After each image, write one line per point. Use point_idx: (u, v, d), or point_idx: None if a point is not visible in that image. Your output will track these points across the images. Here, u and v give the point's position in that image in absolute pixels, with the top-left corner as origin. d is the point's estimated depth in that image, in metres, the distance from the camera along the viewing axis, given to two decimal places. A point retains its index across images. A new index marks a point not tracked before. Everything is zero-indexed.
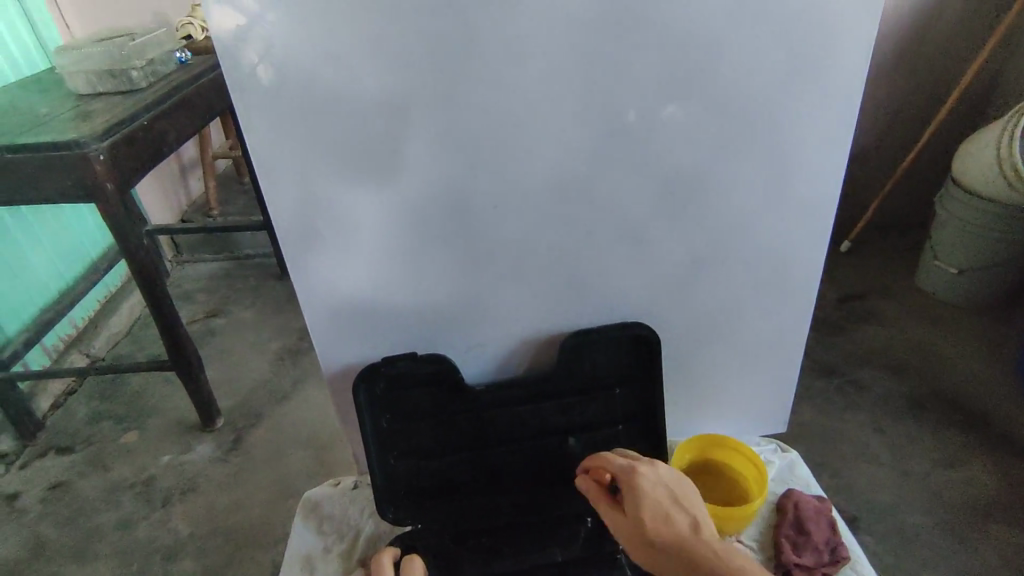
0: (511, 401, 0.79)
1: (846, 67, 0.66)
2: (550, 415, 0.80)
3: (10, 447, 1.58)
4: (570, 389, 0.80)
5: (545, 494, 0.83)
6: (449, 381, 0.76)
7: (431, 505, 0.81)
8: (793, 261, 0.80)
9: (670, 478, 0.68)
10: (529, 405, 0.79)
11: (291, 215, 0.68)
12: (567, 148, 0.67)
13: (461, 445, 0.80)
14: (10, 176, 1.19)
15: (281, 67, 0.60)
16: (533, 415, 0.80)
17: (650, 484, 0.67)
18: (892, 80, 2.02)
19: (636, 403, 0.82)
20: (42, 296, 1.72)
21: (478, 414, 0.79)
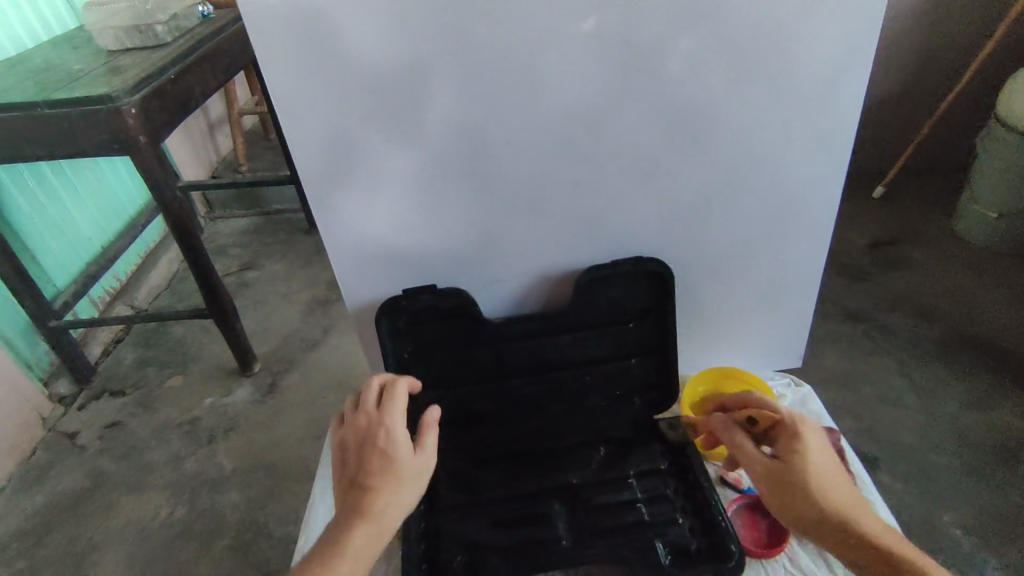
0: (527, 334, 0.82)
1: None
2: (567, 348, 0.83)
3: (70, 389, 1.69)
4: (586, 323, 0.82)
5: (562, 423, 0.87)
6: (466, 314, 0.79)
7: (452, 431, 0.86)
8: (809, 193, 0.79)
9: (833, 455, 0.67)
10: (544, 338, 0.82)
11: (310, 155, 0.70)
12: (579, 81, 0.67)
13: (480, 376, 0.84)
14: (51, 130, 1.24)
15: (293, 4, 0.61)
16: (549, 347, 0.83)
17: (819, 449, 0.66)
18: (934, 14, 1.92)
19: (652, 337, 0.83)
20: (88, 251, 1.81)
21: (496, 346, 0.82)
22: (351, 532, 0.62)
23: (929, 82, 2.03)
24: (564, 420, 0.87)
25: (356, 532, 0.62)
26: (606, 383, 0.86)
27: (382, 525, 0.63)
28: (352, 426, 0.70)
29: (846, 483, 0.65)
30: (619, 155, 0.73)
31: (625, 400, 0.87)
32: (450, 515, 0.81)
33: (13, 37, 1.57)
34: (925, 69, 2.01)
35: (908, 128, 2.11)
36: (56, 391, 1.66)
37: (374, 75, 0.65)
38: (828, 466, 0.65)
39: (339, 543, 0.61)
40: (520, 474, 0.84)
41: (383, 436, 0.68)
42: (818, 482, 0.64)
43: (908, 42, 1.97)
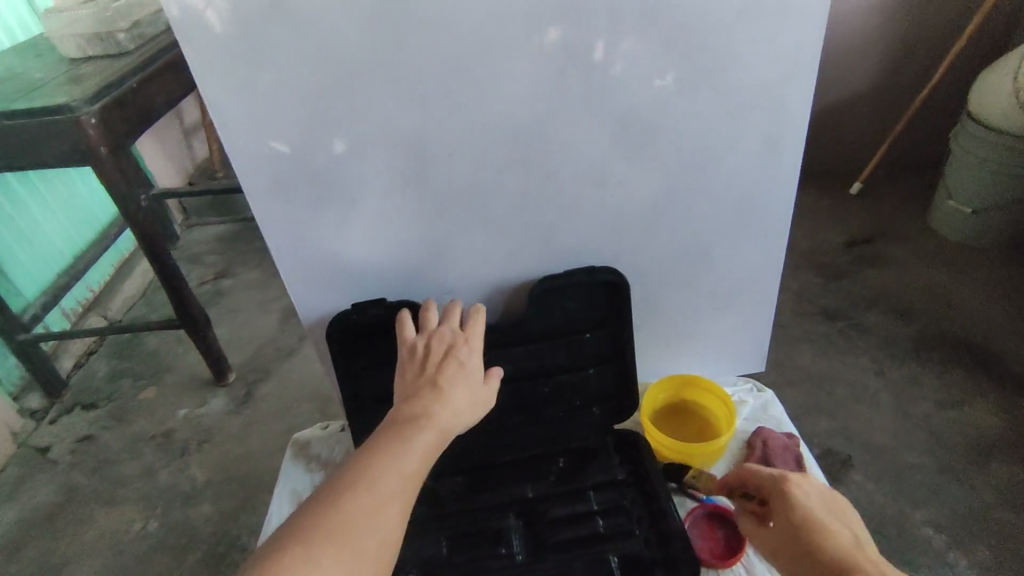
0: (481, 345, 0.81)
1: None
2: (522, 360, 0.82)
3: (42, 403, 1.66)
4: (539, 334, 0.81)
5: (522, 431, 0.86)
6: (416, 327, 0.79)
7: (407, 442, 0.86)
8: (762, 197, 0.79)
9: (821, 496, 0.62)
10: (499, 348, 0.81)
11: (250, 169, 0.69)
12: (521, 88, 0.66)
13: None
14: (9, 142, 1.21)
15: (223, 17, 0.59)
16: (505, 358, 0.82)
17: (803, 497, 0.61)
18: (906, 11, 1.92)
19: (607, 346, 0.83)
20: (57, 262, 1.78)
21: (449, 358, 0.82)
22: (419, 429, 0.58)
23: (903, 79, 2.04)
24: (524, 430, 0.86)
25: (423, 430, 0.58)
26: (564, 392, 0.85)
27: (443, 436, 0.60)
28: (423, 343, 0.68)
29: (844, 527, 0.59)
30: (568, 164, 0.73)
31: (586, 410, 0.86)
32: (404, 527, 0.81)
33: None
34: (899, 66, 2.02)
35: (883, 126, 2.12)
36: (27, 405, 1.64)
37: (314, 87, 0.64)
38: (826, 510, 0.61)
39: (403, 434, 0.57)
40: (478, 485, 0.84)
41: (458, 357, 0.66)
42: (814, 527, 0.59)
43: (882, 39, 1.97)
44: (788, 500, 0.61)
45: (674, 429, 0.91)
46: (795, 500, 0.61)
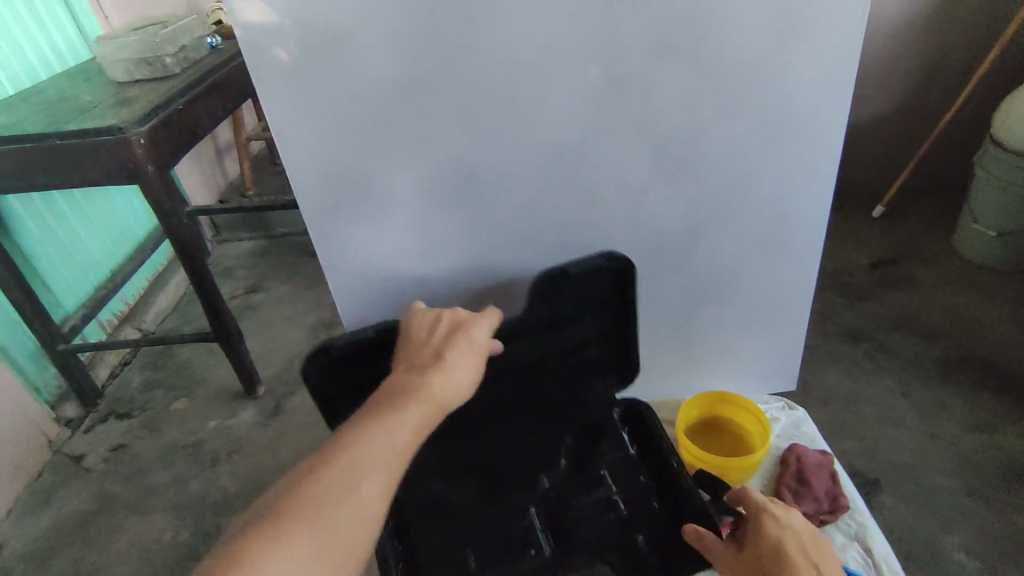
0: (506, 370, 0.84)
1: (852, 21, 0.67)
2: (525, 352, 0.82)
3: (76, 412, 1.70)
4: (542, 323, 0.81)
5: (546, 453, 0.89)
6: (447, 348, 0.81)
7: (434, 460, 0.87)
8: (798, 221, 0.82)
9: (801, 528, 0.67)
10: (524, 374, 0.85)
11: (305, 192, 0.73)
12: (565, 115, 0.70)
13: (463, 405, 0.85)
14: (61, 161, 1.27)
15: (288, 50, 0.64)
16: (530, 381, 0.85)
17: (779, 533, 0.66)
18: (926, 37, 1.95)
19: (607, 326, 0.84)
20: (96, 275, 1.84)
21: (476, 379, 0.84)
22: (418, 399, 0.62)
23: (925, 103, 2.06)
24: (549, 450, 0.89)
25: (420, 401, 0.62)
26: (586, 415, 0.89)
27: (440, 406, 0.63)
28: (432, 317, 0.72)
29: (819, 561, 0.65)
30: (611, 185, 0.76)
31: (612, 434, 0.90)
32: (435, 541, 0.84)
33: (30, 70, 1.63)
34: (921, 89, 2.04)
35: (905, 148, 2.14)
36: (62, 414, 1.67)
37: (371, 114, 0.68)
38: (801, 543, 0.65)
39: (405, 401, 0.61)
40: (502, 503, 0.87)
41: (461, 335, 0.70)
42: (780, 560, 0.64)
43: (904, 63, 2.00)
44: (762, 532, 0.67)
45: (707, 445, 0.93)
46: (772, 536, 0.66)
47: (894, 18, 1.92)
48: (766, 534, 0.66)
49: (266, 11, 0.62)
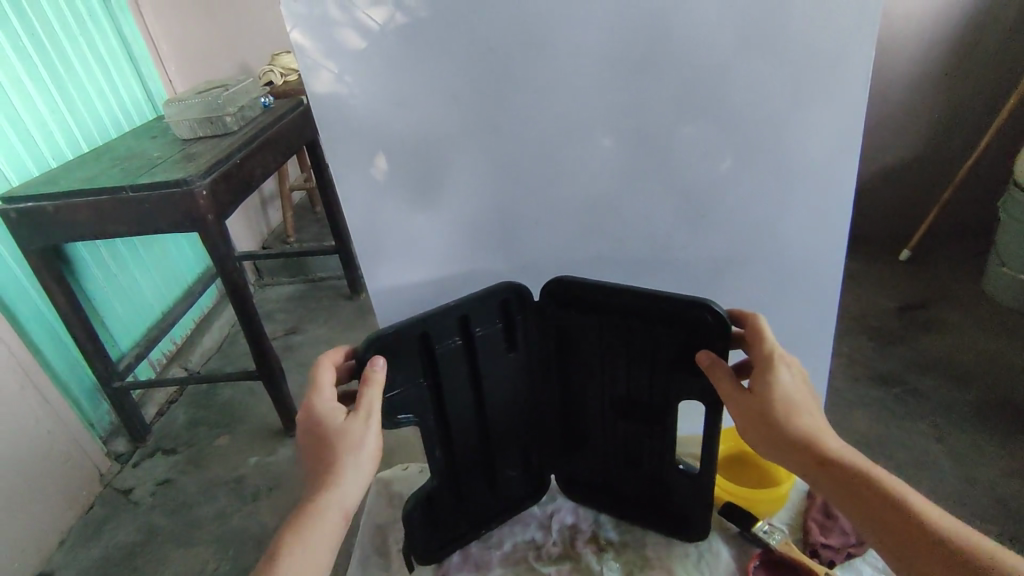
0: (475, 347, 0.83)
1: (840, 88, 0.77)
2: (450, 397, 0.84)
3: (126, 447, 1.79)
4: (442, 366, 0.82)
5: (594, 395, 0.87)
6: (437, 353, 0.80)
7: (546, 459, 0.95)
8: (814, 261, 0.90)
9: (802, 388, 0.71)
10: (486, 338, 0.83)
11: (371, 236, 0.87)
12: (597, 169, 0.82)
13: (484, 391, 0.86)
14: (132, 210, 1.39)
15: (364, 116, 0.78)
16: (489, 349, 0.84)
17: (786, 391, 0.69)
18: (942, 89, 2.02)
19: (460, 322, 0.81)
20: (150, 316, 1.96)
21: (477, 375, 0.85)
22: (342, 440, 0.68)
23: (946, 150, 2.11)
24: (594, 398, 0.88)
25: (351, 427, 0.69)
26: (570, 348, 0.85)
27: (368, 407, 0.71)
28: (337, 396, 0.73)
29: (816, 414, 0.70)
30: (632, 230, 0.87)
31: (637, 348, 0.81)
32: (629, 478, 0.90)
33: (100, 126, 1.77)
34: (941, 138, 2.09)
35: (929, 194, 2.17)
36: (113, 449, 1.76)
37: (431, 169, 0.82)
38: (802, 394, 0.70)
39: (333, 455, 0.67)
40: (632, 448, 0.88)
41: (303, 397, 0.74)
42: (790, 408, 0.68)
43: (922, 113, 2.06)
44: (778, 378, 0.70)
45: (735, 477, 0.97)
46: (779, 393, 0.69)
47: (909, 71, 2.00)
48: (781, 380, 0.70)
49: (337, 95, 0.76)
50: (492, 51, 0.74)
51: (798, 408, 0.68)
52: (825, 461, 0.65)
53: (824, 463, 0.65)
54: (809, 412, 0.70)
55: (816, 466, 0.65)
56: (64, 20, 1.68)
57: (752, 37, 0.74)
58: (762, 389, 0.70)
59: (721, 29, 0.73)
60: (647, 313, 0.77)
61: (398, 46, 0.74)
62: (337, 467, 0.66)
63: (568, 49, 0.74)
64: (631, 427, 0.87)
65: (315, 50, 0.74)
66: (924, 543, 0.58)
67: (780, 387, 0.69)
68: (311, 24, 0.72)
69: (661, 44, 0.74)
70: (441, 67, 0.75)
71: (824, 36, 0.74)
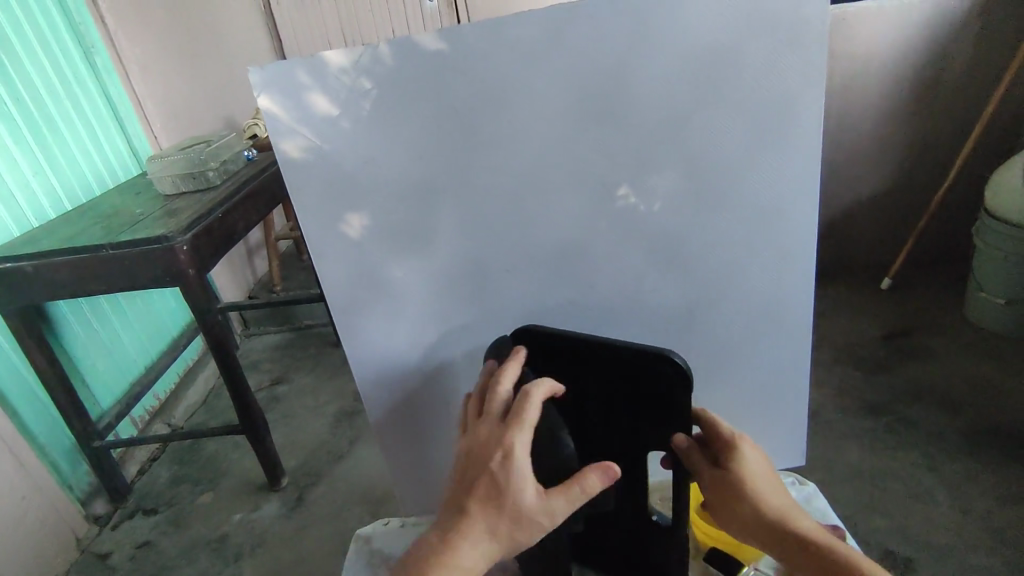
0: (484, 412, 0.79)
1: (794, 137, 0.79)
2: None
3: (106, 508, 1.74)
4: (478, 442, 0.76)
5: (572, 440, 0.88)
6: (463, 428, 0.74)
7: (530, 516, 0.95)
8: (785, 300, 0.91)
9: (765, 465, 0.76)
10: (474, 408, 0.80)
11: (344, 293, 0.87)
12: (565, 220, 0.84)
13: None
14: (112, 267, 1.39)
15: (333, 175, 0.79)
16: None
17: (751, 465, 0.75)
18: (908, 122, 2.09)
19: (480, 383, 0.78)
20: (132, 372, 1.93)
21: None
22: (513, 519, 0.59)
23: (917, 178, 2.16)
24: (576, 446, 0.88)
25: (543, 511, 0.60)
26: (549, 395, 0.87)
27: (567, 501, 0.60)
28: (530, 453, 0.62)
29: (778, 488, 0.75)
30: (606, 277, 0.88)
31: (609, 397, 0.81)
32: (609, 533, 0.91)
33: (83, 184, 1.79)
34: (911, 168, 2.15)
35: (904, 222, 2.22)
36: (92, 511, 1.71)
37: (403, 226, 0.83)
38: (764, 474, 0.75)
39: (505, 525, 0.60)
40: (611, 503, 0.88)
41: (512, 428, 0.63)
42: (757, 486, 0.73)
43: (890, 143, 2.12)
44: (743, 458, 0.74)
45: None
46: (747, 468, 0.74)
47: (875, 106, 2.07)
48: (745, 457, 0.75)
49: (305, 158, 0.78)
50: (456, 110, 0.76)
51: (762, 482, 0.74)
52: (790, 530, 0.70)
53: (791, 533, 0.70)
54: (774, 490, 0.74)
55: (784, 536, 0.70)
56: (49, 82, 1.72)
57: (707, 90, 0.77)
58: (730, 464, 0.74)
59: (675, 84, 0.76)
60: (615, 363, 0.77)
61: (366, 108, 0.76)
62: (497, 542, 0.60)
63: (528, 104, 0.77)
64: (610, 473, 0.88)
65: (284, 117, 0.76)
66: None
67: (746, 463, 0.74)
68: (281, 91, 0.75)
69: (620, 98, 0.77)
70: (408, 125, 0.77)
71: (777, 86, 0.77)
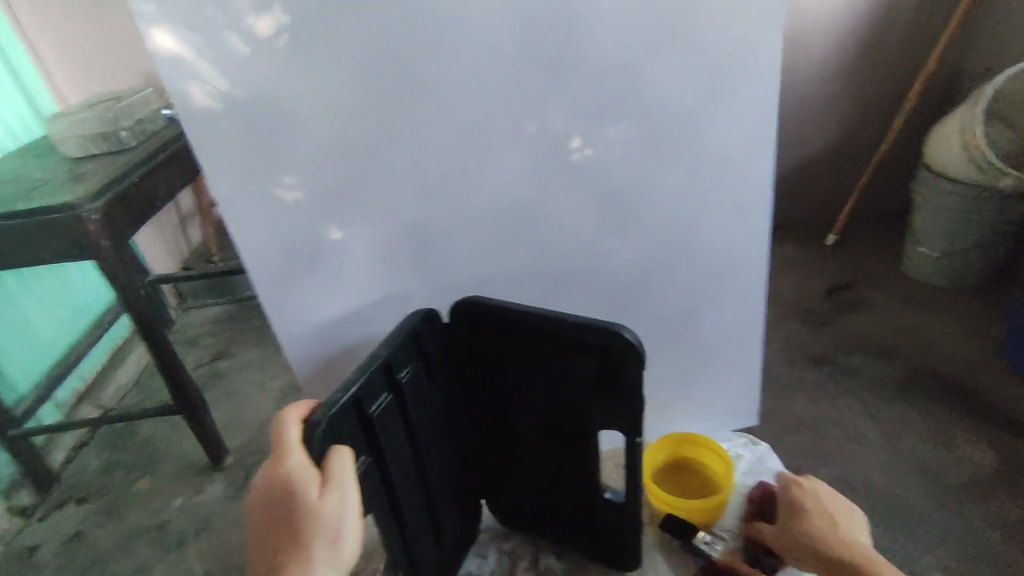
0: (404, 391, 0.78)
1: (749, 85, 0.75)
2: (404, 448, 0.80)
3: (31, 499, 1.63)
4: (391, 420, 0.77)
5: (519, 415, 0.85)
6: (371, 410, 0.74)
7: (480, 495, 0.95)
8: (737, 259, 0.89)
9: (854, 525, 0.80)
10: (410, 380, 0.79)
11: (268, 265, 0.79)
12: (509, 178, 0.78)
13: (417, 435, 0.81)
14: (13, 240, 1.25)
15: (245, 129, 0.70)
16: (416, 388, 0.80)
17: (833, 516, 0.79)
18: (856, 76, 2.08)
19: (397, 362, 0.77)
20: (51, 353, 1.78)
21: (410, 422, 0.79)
22: (308, 539, 0.60)
23: (862, 132, 2.17)
24: (523, 424, 0.86)
25: (324, 506, 0.62)
26: (488, 366, 0.84)
27: (339, 479, 0.64)
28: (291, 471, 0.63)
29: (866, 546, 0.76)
30: (555, 238, 0.83)
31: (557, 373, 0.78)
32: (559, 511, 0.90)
33: None
34: (857, 123, 2.16)
35: (850, 177, 2.25)
36: (17, 502, 1.61)
37: (331, 187, 0.75)
38: (849, 526, 0.79)
39: (306, 539, 0.60)
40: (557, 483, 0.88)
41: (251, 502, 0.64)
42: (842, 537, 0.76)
43: (839, 97, 2.11)
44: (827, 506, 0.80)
45: (675, 488, 0.96)
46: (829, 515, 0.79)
47: (825, 59, 2.06)
48: (838, 517, 0.79)
49: (209, 107, 0.68)
50: (385, 53, 0.68)
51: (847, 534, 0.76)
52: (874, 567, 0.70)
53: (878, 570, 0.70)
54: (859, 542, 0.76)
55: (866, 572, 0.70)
56: None
57: (659, 34, 0.71)
58: (818, 514, 0.79)
59: (625, 27, 0.70)
60: (559, 342, 0.75)
61: (281, 49, 0.67)
62: (314, 559, 0.59)
63: (466, 48, 0.69)
64: (559, 456, 0.85)
65: (182, 57, 0.66)
66: None
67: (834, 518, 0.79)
68: (177, 26, 0.65)
69: (566, 43, 0.70)
70: (331, 71, 0.68)
71: (734, 28, 0.72)
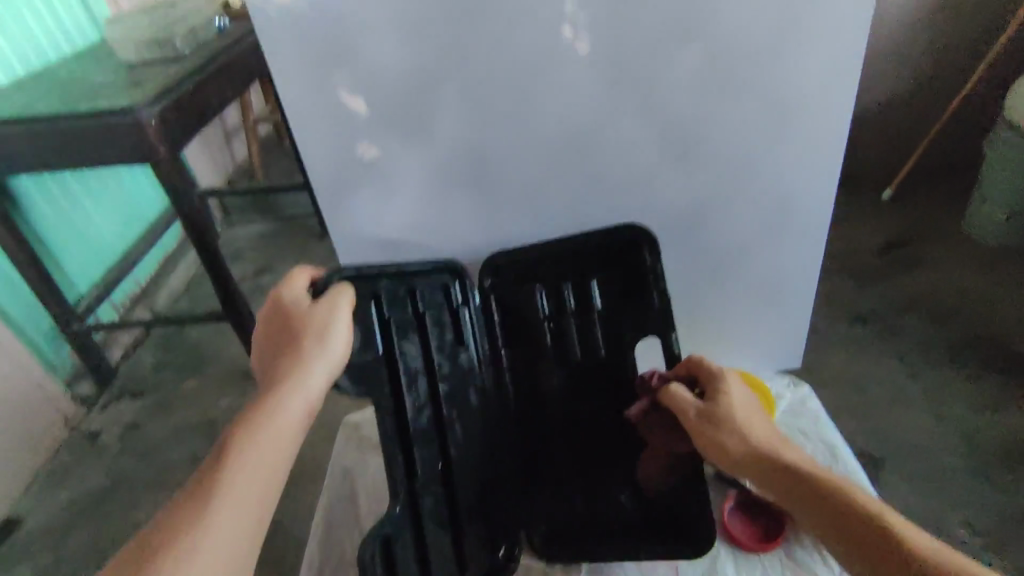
0: (424, 325, 0.86)
1: (843, 9, 0.70)
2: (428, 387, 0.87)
3: (92, 390, 1.74)
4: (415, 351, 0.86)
5: (552, 375, 0.90)
6: (387, 320, 0.84)
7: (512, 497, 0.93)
8: (802, 198, 0.86)
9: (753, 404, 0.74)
10: (432, 320, 0.86)
11: (328, 172, 0.79)
12: (574, 97, 0.75)
13: (445, 383, 0.88)
14: (75, 141, 1.28)
15: (312, 28, 0.69)
16: (441, 334, 0.87)
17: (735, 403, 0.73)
18: (942, 17, 1.92)
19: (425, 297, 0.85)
20: (108, 257, 1.86)
21: (432, 364, 0.87)
22: (277, 383, 0.68)
23: (939, 81, 2.03)
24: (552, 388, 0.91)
25: (293, 362, 0.70)
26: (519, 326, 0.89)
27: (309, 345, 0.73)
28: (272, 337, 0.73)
29: (767, 427, 0.72)
30: (616, 165, 0.81)
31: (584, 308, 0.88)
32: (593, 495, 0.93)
33: (38, 49, 1.61)
34: (934, 71, 2.01)
35: (918, 130, 2.12)
36: (79, 393, 1.71)
37: (394, 96, 0.74)
38: (750, 409, 0.73)
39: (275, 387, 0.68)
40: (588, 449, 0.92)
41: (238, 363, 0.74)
42: (745, 422, 0.71)
43: (918, 40, 1.96)
44: (729, 395, 0.73)
45: None
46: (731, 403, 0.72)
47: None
48: (730, 395, 0.73)
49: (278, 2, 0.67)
50: None
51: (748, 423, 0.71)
52: (785, 466, 0.66)
53: (791, 470, 0.66)
54: (763, 428, 0.71)
55: (775, 472, 0.67)
56: None
57: None
58: (719, 400, 0.73)
59: None
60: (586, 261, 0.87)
61: None
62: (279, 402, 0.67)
63: None
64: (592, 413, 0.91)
65: None
66: (879, 547, 0.58)
67: (731, 401, 0.73)
68: None
69: None
70: None
71: None
